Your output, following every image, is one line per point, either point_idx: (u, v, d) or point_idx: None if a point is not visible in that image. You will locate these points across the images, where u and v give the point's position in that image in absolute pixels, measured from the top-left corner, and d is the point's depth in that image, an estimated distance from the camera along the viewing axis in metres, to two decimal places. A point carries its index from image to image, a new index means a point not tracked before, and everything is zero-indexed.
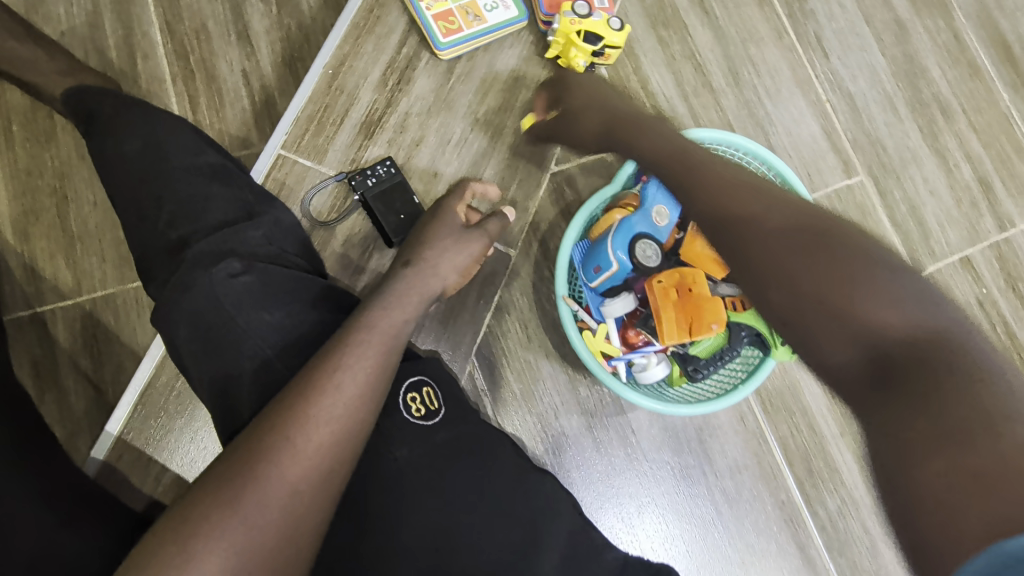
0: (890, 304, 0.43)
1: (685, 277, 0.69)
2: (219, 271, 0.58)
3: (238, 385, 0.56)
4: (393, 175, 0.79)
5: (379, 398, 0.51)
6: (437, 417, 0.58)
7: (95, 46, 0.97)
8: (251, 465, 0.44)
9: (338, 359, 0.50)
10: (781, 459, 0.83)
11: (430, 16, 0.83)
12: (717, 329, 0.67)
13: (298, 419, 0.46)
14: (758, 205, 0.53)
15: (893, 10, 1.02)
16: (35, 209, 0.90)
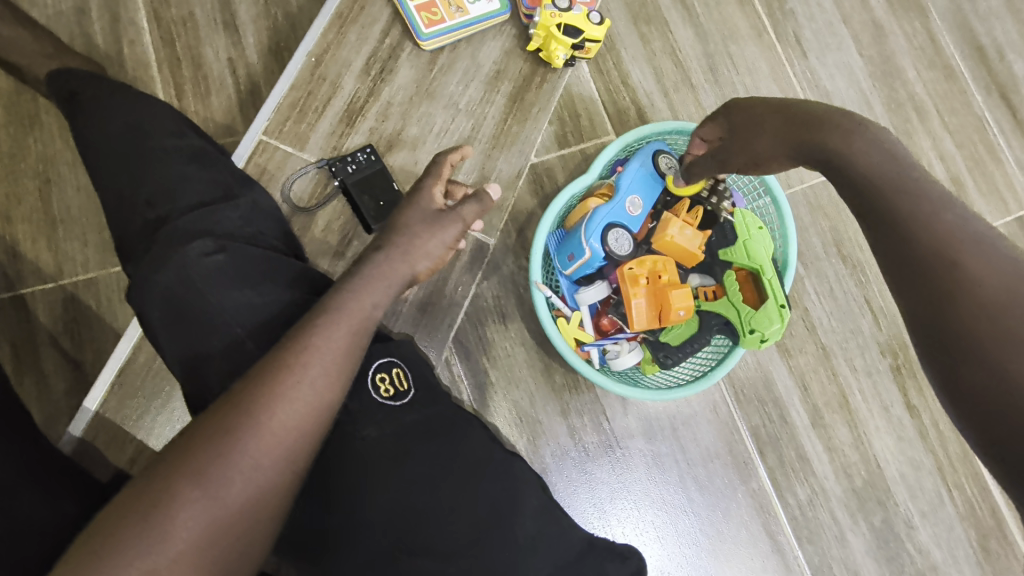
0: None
1: (655, 265, 0.71)
2: (192, 250, 0.58)
3: (211, 361, 0.57)
4: (372, 163, 0.81)
5: (347, 374, 0.51)
6: (405, 398, 0.59)
7: (81, 31, 0.98)
8: (216, 438, 0.45)
9: (307, 336, 0.51)
10: (753, 448, 0.84)
11: (413, 7, 0.85)
12: (684, 317, 0.69)
13: (265, 391, 0.47)
14: (975, 256, 0.42)
15: (870, 12, 1.04)
16: (17, 191, 0.90)
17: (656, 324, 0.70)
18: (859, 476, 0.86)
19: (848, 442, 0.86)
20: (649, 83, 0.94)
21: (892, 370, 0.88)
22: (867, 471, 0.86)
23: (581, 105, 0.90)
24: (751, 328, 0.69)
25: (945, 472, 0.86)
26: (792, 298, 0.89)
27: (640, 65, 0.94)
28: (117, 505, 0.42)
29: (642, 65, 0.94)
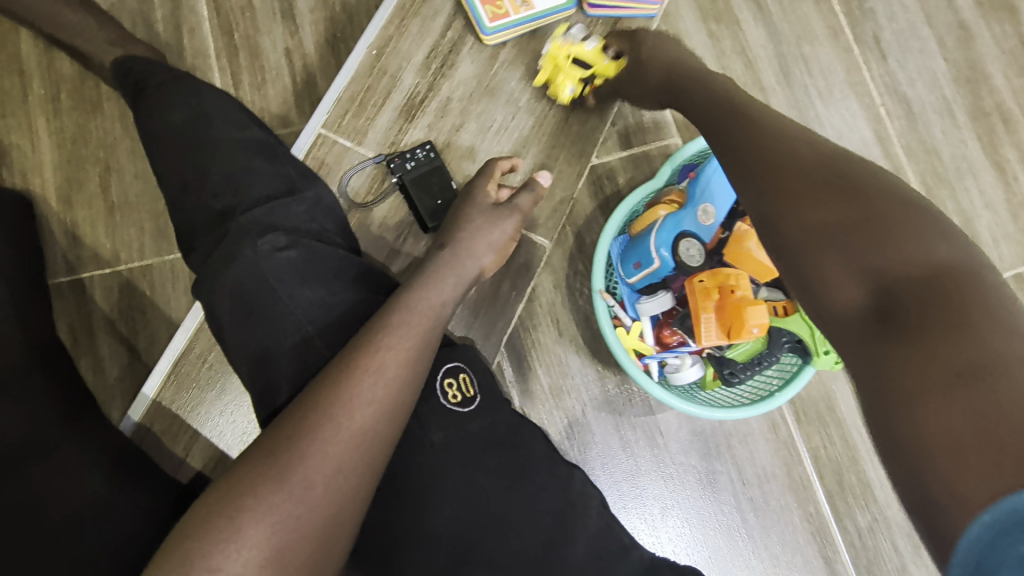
0: (915, 238, 0.38)
1: (728, 278, 0.66)
2: (265, 244, 0.58)
3: (277, 361, 0.56)
4: (432, 159, 0.79)
5: (418, 380, 0.50)
6: (473, 404, 0.57)
7: (143, 19, 0.98)
8: (295, 442, 0.44)
9: (377, 338, 0.50)
10: (812, 471, 0.81)
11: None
12: (757, 336, 0.65)
13: (341, 393, 0.46)
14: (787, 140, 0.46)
15: (957, 13, 0.98)
16: (79, 176, 0.91)
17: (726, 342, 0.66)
18: None
19: None
20: None
21: None
22: None
23: None
24: (825, 348, 0.65)
25: None
26: None
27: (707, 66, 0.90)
28: (200, 507, 0.42)
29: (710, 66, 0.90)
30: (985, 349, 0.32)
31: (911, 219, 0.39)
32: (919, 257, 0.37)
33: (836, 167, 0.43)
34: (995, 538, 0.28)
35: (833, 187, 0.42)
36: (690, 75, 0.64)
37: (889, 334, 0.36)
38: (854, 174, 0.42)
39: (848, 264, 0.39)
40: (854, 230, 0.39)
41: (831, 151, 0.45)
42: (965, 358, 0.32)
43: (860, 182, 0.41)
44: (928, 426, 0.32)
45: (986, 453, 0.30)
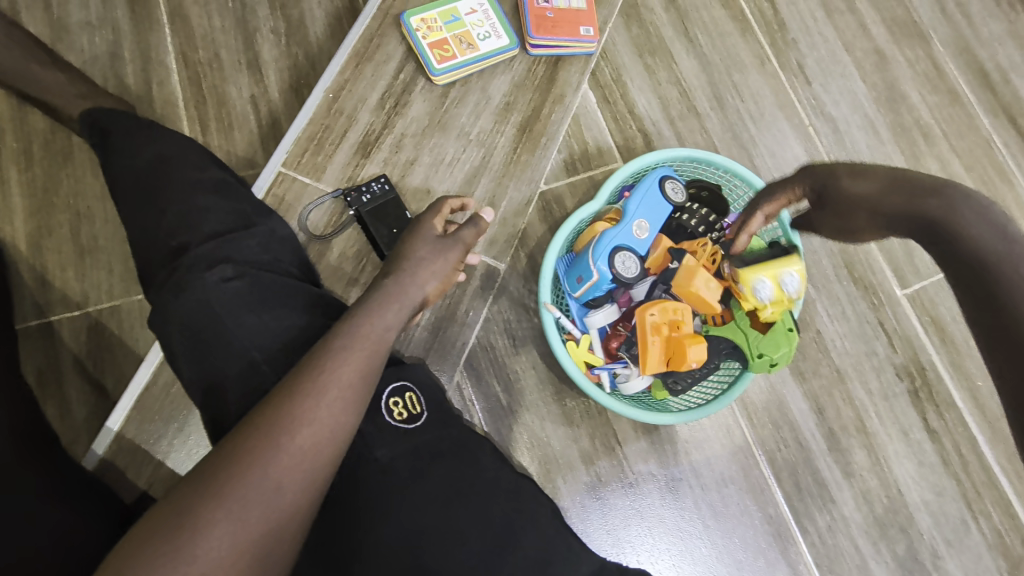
0: None
1: (674, 313, 0.71)
2: (213, 275, 0.62)
3: (228, 384, 0.58)
4: (387, 192, 0.83)
5: (361, 400, 0.53)
6: (419, 420, 0.60)
7: (114, 73, 1.04)
8: (236, 462, 0.46)
9: (321, 363, 0.53)
10: (769, 473, 0.83)
11: (425, 44, 0.89)
12: (696, 366, 0.70)
13: (284, 416, 0.48)
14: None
15: (872, 40, 1.07)
16: (49, 223, 0.94)
17: (665, 370, 0.72)
18: (880, 502, 0.84)
19: (867, 467, 0.85)
20: (654, 112, 0.97)
21: (909, 394, 0.87)
22: (888, 497, 0.84)
23: (589, 134, 0.93)
24: (758, 353, 0.69)
25: (969, 498, 0.84)
26: (804, 320, 0.89)
27: (646, 95, 0.97)
28: (140, 527, 0.43)
29: (648, 95, 0.97)
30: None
31: None
32: None
33: None
34: None
35: None
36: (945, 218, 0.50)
37: None
38: None
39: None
40: None
41: None
42: None
43: None
44: None
45: None
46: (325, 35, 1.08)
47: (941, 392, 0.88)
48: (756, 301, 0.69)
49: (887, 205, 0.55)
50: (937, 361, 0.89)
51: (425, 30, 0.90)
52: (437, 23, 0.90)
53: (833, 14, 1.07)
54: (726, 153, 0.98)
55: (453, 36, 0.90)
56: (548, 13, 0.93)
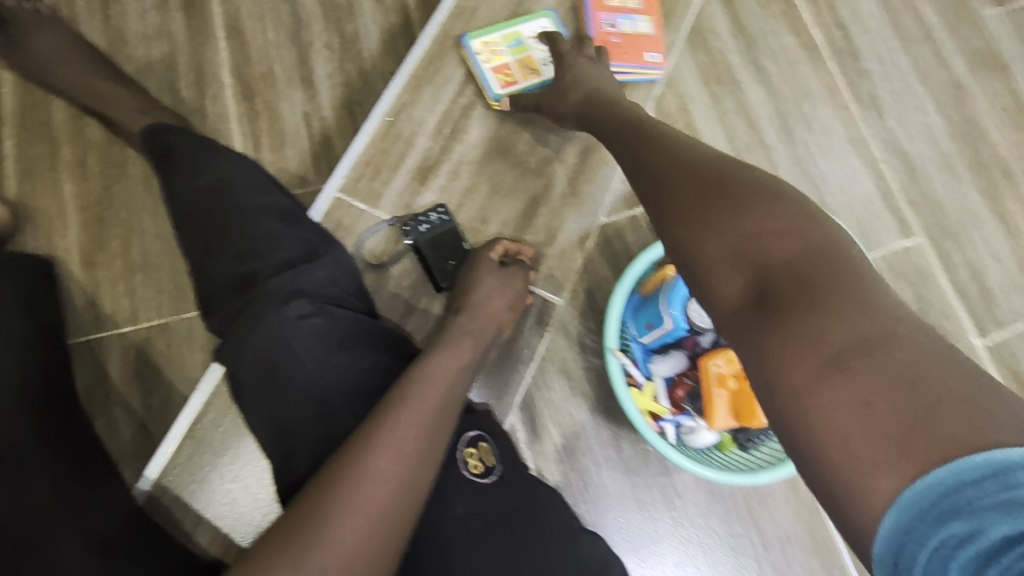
0: (781, 229, 0.44)
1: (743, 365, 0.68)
2: (290, 310, 0.59)
3: (300, 428, 0.56)
4: (445, 222, 0.80)
5: (436, 456, 0.50)
6: (493, 475, 0.57)
7: (169, 85, 1.03)
8: (310, 524, 0.43)
9: (394, 414, 0.50)
10: (836, 533, 0.79)
11: (487, 69, 0.87)
12: (767, 421, 0.67)
13: (358, 472, 0.46)
14: (664, 157, 0.55)
15: (949, 71, 1.02)
16: (101, 237, 0.93)
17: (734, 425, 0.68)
18: None
19: None
20: (719, 142, 0.93)
21: None
22: None
23: None
24: None
25: None
26: None
27: (710, 124, 0.94)
28: None
29: (713, 125, 0.94)
30: (850, 326, 0.37)
31: (766, 208, 0.45)
32: (797, 253, 0.42)
33: (734, 174, 0.49)
34: (922, 513, 0.29)
35: (720, 188, 0.48)
36: (607, 111, 0.73)
37: (778, 322, 0.40)
38: (734, 177, 0.49)
39: (729, 253, 0.45)
40: (732, 230, 0.46)
41: (718, 162, 0.51)
42: (863, 329, 0.36)
43: (738, 185, 0.48)
44: (822, 406, 0.35)
45: (862, 415, 0.33)
46: (379, 52, 1.06)
47: None
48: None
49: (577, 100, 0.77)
50: None
51: (487, 54, 0.87)
52: (498, 46, 0.88)
53: (908, 43, 1.02)
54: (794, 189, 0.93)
55: (514, 61, 0.88)
56: (614, 38, 0.90)
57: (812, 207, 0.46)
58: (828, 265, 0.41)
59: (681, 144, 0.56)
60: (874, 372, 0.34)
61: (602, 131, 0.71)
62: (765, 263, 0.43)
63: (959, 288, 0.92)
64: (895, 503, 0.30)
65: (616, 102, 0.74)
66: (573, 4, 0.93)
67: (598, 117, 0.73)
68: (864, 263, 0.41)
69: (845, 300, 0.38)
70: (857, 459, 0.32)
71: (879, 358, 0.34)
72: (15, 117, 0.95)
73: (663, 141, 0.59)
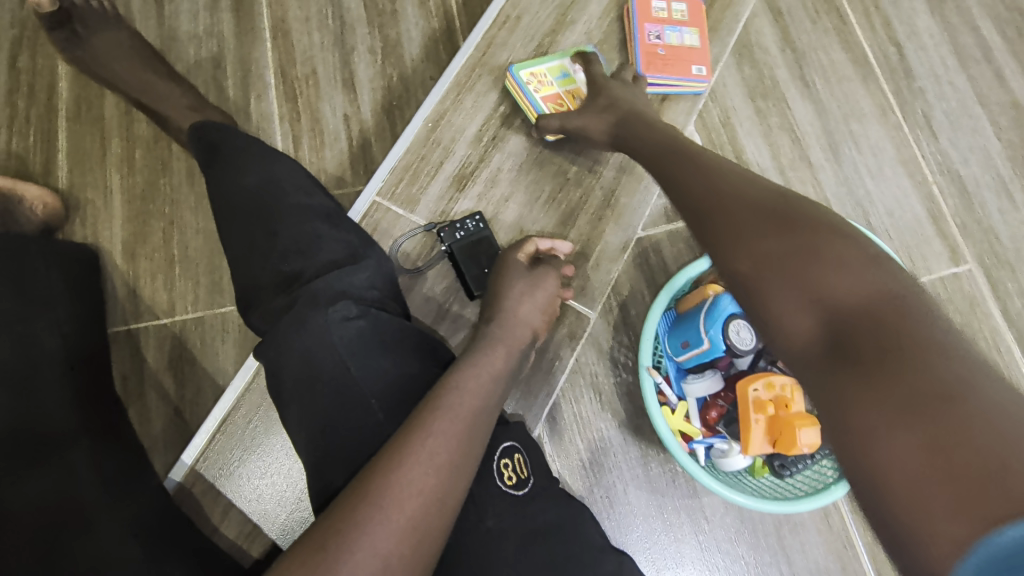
0: (850, 271, 0.42)
1: (785, 388, 0.64)
2: (336, 313, 0.59)
3: (340, 432, 0.56)
4: (480, 230, 0.80)
5: (470, 466, 0.50)
6: (526, 486, 0.57)
7: (216, 84, 1.05)
8: (343, 529, 0.43)
9: (429, 421, 0.50)
10: (869, 567, 0.76)
11: (538, 98, 0.84)
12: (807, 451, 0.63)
13: (391, 477, 0.46)
14: (722, 188, 0.55)
15: (1009, 93, 0.98)
16: (144, 230, 0.95)
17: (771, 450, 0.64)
18: None
19: None
20: (763, 159, 0.91)
21: None
22: None
23: None
24: None
25: None
26: None
27: (754, 140, 0.91)
28: None
29: (757, 141, 0.92)
30: (922, 369, 0.35)
31: (837, 252, 0.44)
32: (868, 296, 0.41)
33: (801, 216, 0.48)
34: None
35: (790, 230, 0.47)
36: (644, 132, 0.72)
37: (845, 363, 0.38)
38: (805, 221, 0.48)
39: (798, 294, 0.44)
40: (801, 272, 0.45)
41: (782, 202, 0.50)
42: (939, 372, 0.34)
43: (808, 230, 0.47)
44: (890, 455, 0.33)
45: (936, 465, 0.31)
46: (421, 57, 1.07)
47: None
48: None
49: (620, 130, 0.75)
50: None
51: (536, 84, 0.85)
52: (548, 78, 0.86)
53: (966, 62, 0.98)
54: (839, 209, 0.90)
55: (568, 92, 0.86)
56: (660, 50, 0.88)
57: (882, 254, 0.44)
58: (901, 308, 0.39)
59: (738, 177, 0.56)
60: (950, 417, 0.32)
61: (646, 158, 0.68)
62: (834, 305, 0.42)
63: (1012, 319, 0.88)
64: (970, 564, 0.28)
65: (660, 127, 0.71)
66: (618, 15, 0.91)
67: (642, 143, 0.70)
68: (938, 308, 0.39)
69: (930, 357, 0.35)
70: (931, 513, 0.30)
71: (966, 413, 0.31)
72: (70, 111, 0.98)
73: (717, 171, 0.58)
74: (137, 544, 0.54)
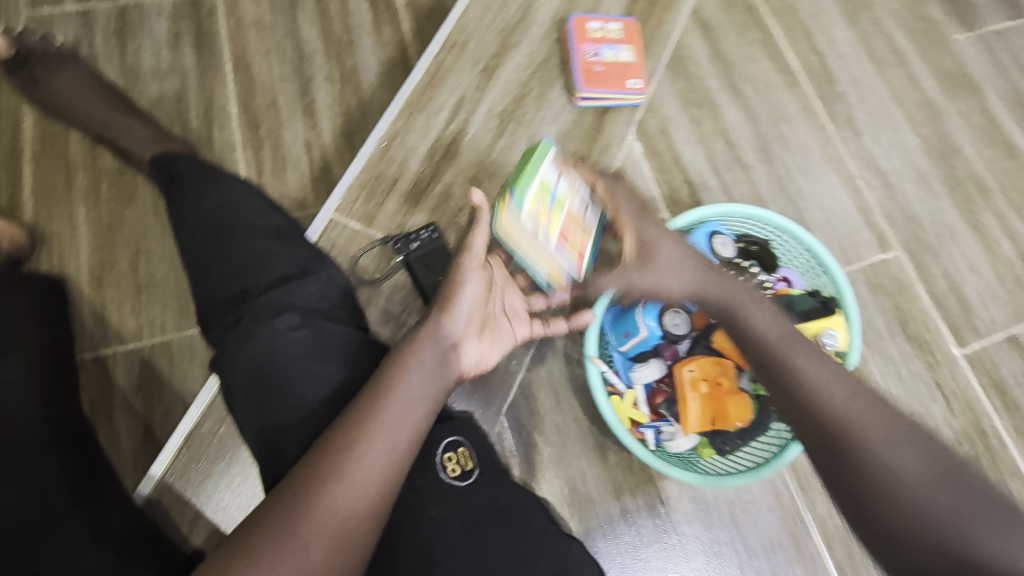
0: (1002, 537, 0.45)
1: (716, 370, 0.73)
2: (281, 323, 0.64)
3: (288, 435, 0.59)
4: (435, 239, 0.85)
5: (403, 461, 0.52)
6: (471, 477, 0.59)
7: (180, 117, 1.09)
8: (272, 525, 0.46)
9: (360, 422, 0.52)
10: (820, 541, 0.80)
11: (553, 244, 0.68)
12: (737, 425, 0.72)
13: (321, 475, 0.49)
14: (852, 406, 0.54)
15: (923, 93, 1.06)
16: (110, 259, 0.98)
17: (709, 428, 0.72)
18: None
19: None
20: (699, 163, 0.97)
21: (969, 459, 0.87)
22: None
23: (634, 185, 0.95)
24: None
25: None
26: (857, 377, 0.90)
27: (691, 146, 0.98)
28: None
29: (693, 147, 0.98)
30: None
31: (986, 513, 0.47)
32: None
33: (947, 460, 0.50)
34: None
35: (944, 482, 0.49)
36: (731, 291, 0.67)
37: None
38: (953, 473, 0.49)
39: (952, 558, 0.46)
40: (950, 533, 0.46)
41: (924, 439, 0.52)
42: None
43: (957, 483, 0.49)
44: None
45: None
46: (377, 83, 1.13)
47: (1004, 458, 0.88)
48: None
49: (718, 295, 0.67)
50: (999, 426, 0.89)
51: (545, 225, 0.67)
52: (546, 205, 0.68)
53: (882, 67, 1.07)
54: (772, 206, 0.97)
55: (579, 209, 0.72)
56: (597, 67, 0.94)
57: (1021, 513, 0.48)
58: None
59: (865, 391, 0.55)
60: None
61: (749, 336, 0.63)
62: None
63: (938, 299, 0.94)
64: None
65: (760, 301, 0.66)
66: (559, 36, 0.98)
67: (738, 316, 0.65)
68: None
69: None
70: None
71: None
72: (35, 149, 1.01)
73: (843, 379, 0.57)
74: (103, 546, 0.57)
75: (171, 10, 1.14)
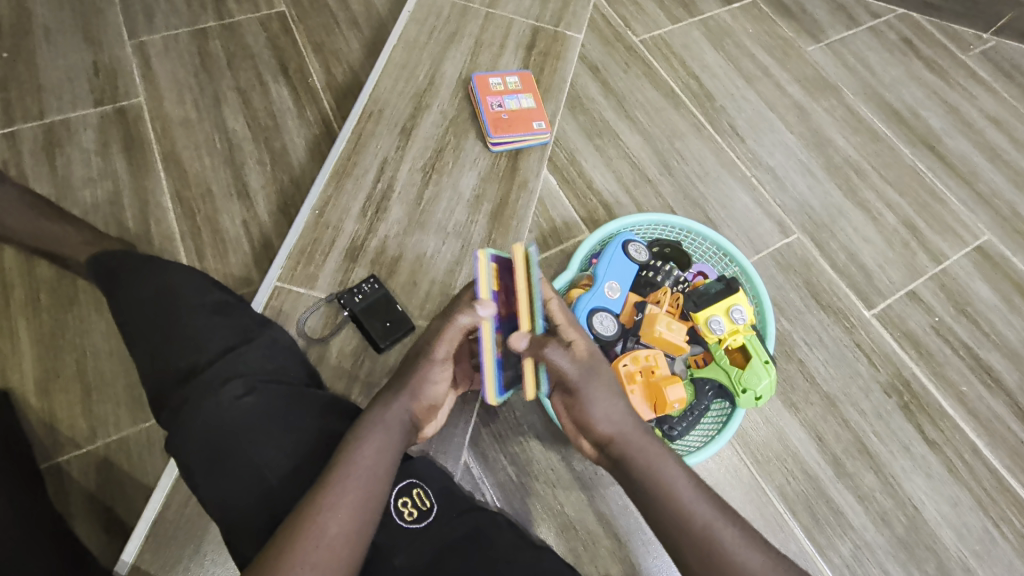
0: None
1: (647, 360, 0.79)
2: (225, 393, 0.66)
3: (245, 505, 0.61)
4: (376, 290, 0.90)
5: (366, 530, 0.54)
6: (429, 515, 0.62)
7: (115, 218, 1.12)
8: None
9: (319, 498, 0.54)
10: (784, 508, 0.87)
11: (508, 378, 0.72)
12: (679, 405, 0.76)
13: (283, 554, 0.50)
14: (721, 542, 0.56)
15: (790, 97, 1.21)
16: (56, 365, 0.97)
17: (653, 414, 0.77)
18: (900, 522, 0.88)
19: (878, 488, 0.89)
20: (611, 184, 1.07)
21: (900, 408, 0.95)
22: (905, 515, 0.88)
23: (555, 213, 1.03)
24: (743, 387, 0.78)
25: (985, 505, 0.90)
26: (787, 352, 0.98)
27: (601, 171, 1.08)
28: None
29: (603, 171, 1.08)
30: None
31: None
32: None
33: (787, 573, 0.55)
34: None
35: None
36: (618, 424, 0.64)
37: None
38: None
39: None
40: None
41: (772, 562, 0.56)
42: None
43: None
44: None
45: None
46: (306, 158, 1.20)
47: (929, 402, 0.96)
48: (714, 335, 0.79)
49: (640, 456, 0.62)
50: (919, 373, 0.98)
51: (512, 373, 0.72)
52: None
53: (752, 80, 1.22)
54: (682, 213, 1.07)
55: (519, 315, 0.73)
56: (503, 115, 1.04)
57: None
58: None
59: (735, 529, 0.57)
60: None
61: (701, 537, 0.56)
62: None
63: (841, 271, 1.05)
64: None
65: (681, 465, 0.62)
66: (465, 94, 1.08)
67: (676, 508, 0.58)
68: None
69: None
70: None
71: None
72: None
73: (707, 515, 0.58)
74: None
75: (97, 122, 1.20)
